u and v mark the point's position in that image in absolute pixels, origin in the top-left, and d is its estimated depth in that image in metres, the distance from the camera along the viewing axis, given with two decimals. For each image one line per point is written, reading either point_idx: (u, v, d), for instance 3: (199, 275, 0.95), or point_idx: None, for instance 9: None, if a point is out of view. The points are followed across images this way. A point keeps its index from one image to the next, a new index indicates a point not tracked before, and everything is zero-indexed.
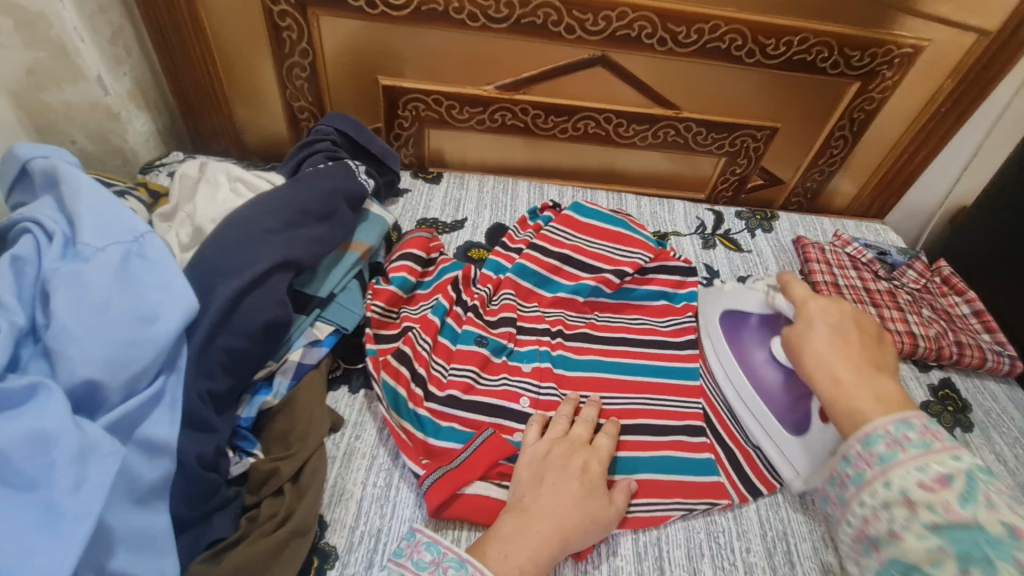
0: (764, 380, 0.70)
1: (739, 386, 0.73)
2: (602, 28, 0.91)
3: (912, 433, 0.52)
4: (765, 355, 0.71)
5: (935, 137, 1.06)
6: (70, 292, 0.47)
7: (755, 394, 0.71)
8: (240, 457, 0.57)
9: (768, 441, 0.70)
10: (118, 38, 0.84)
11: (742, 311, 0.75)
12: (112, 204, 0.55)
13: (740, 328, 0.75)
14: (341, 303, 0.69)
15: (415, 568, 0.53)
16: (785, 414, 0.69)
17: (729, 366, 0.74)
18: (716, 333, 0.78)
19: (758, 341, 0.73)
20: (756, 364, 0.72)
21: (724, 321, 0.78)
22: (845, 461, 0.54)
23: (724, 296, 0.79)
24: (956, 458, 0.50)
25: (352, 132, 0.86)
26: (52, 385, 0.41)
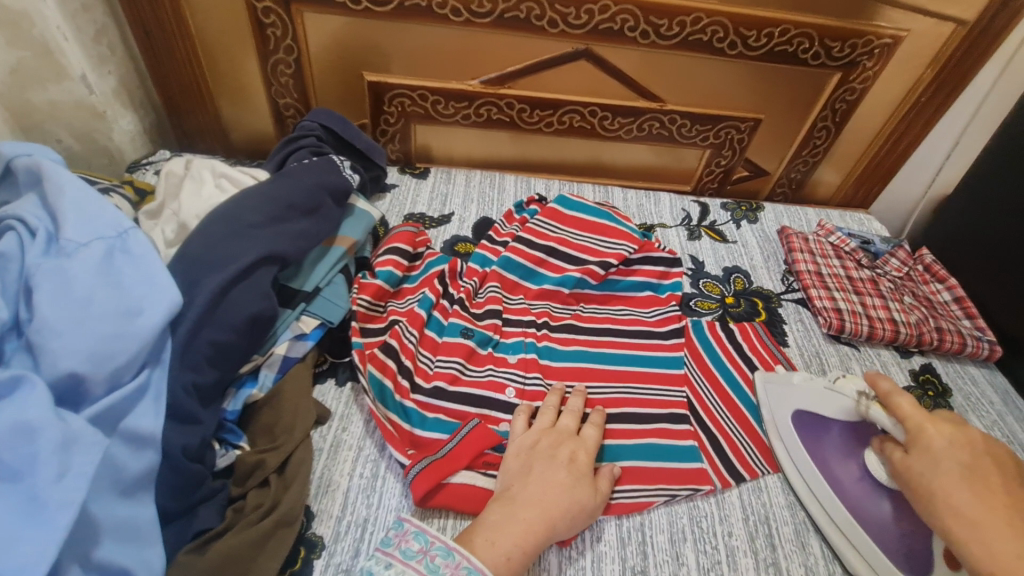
0: (863, 503, 0.64)
1: (833, 508, 0.66)
2: (585, 21, 0.91)
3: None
4: (857, 471, 0.66)
5: (917, 125, 1.07)
6: (53, 286, 0.47)
7: (848, 516, 0.64)
8: (226, 450, 0.58)
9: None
10: (102, 36, 0.84)
11: (820, 415, 0.69)
12: (95, 200, 0.55)
13: (821, 437, 0.69)
14: (326, 297, 0.70)
15: (403, 557, 0.53)
16: (896, 549, 0.61)
17: (814, 483, 0.68)
18: (792, 439, 0.71)
19: (843, 455, 0.67)
20: (849, 483, 0.65)
21: (800, 424, 0.71)
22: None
23: (793, 390, 0.72)
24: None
25: (337, 128, 0.87)
26: (36, 377, 0.42)
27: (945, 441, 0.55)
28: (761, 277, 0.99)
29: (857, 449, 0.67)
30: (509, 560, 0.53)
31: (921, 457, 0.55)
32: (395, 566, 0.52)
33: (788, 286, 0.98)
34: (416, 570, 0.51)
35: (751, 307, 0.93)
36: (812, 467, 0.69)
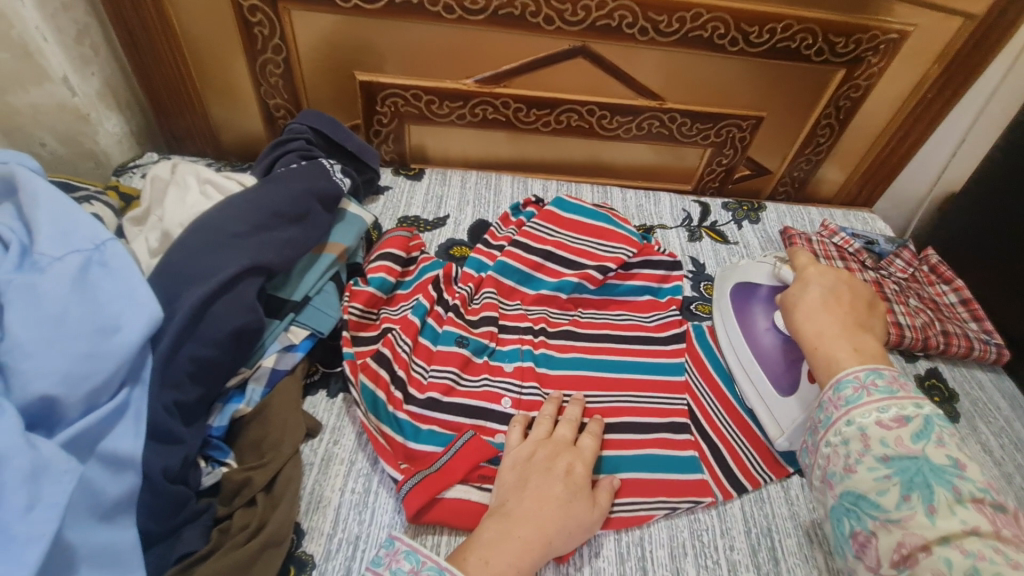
0: (764, 343, 0.74)
1: (740, 350, 0.76)
2: (582, 17, 0.88)
3: (881, 379, 0.54)
4: (767, 322, 0.75)
5: (923, 122, 1.05)
6: (25, 304, 0.45)
7: (751, 357, 0.74)
8: (212, 467, 0.56)
9: (760, 403, 0.73)
10: (85, 36, 0.82)
11: (751, 282, 0.79)
12: (72, 211, 0.53)
13: (747, 299, 0.79)
14: (316, 306, 0.68)
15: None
16: (779, 376, 0.72)
17: (733, 333, 0.78)
18: (727, 305, 0.81)
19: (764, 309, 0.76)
20: (757, 330, 0.75)
21: (734, 293, 0.81)
22: (819, 407, 0.56)
23: (738, 269, 0.83)
24: (919, 404, 0.51)
25: (327, 130, 0.84)
26: (4, 402, 0.40)
27: (819, 274, 0.67)
28: None
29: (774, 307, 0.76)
30: None
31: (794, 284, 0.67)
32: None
33: None
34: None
35: None
36: (735, 321, 0.78)
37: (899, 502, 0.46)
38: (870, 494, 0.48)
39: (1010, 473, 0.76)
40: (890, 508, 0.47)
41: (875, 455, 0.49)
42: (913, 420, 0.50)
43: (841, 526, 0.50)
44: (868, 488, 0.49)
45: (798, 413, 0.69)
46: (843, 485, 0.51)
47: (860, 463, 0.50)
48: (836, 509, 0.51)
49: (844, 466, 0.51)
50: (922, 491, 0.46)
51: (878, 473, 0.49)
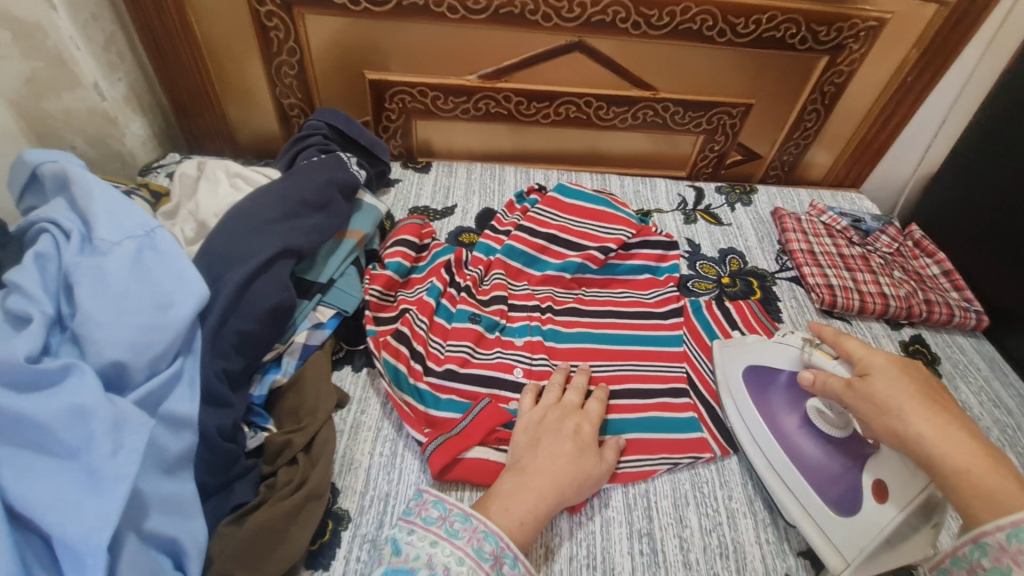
0: (803, 448, 0.68)
1: (771, 452, 0.69)
2: (577, 14, 0.94)
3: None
4: (796, 420, 0.70)
5: (904, 105, 1.11)
6: (91, 283, 0.51)
7: (787, 462, 0.68)
8: (255, 432, 0.61)
9: (810, 521, 0.64)
10: (111, 44, 0.87)
11: (769, 367, 0.73)
12: (123, 202, 0.59)
13: (769, 389, 0.73)
14: (340, 287, 0.74)
15: (424, 523, 0.56)
16: (826, 488, 0.64)
17: (757, 430, 0.72)
18: (739, 391, 0.75)
19: (788, 406, 0.71)
20: (790, 431, 0.69)
21: (747, 377, 0.75)
22: (979, 549, 0.46)
23: (746, 349, 0.75)
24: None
25: (342, 126, 0.90)
26: (84, 365, 0.45)
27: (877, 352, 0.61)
28: (756, 257, 1.02)
29: (801, 400, 0.70)
30: (523, 525, 0.57)
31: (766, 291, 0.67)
32: (417, 532, 0.55)
33: (782, 264, 1.01)
34: (438, 535, 0.54)
35: (746, 286, 0.96)
36: (757, 415, 0.72)
37: None
38: None
39: (988, 427, 0.81)
40: None
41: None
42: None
43: None
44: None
45: (863, 540, 0.59)
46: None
47: None
48: None
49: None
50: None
51: None
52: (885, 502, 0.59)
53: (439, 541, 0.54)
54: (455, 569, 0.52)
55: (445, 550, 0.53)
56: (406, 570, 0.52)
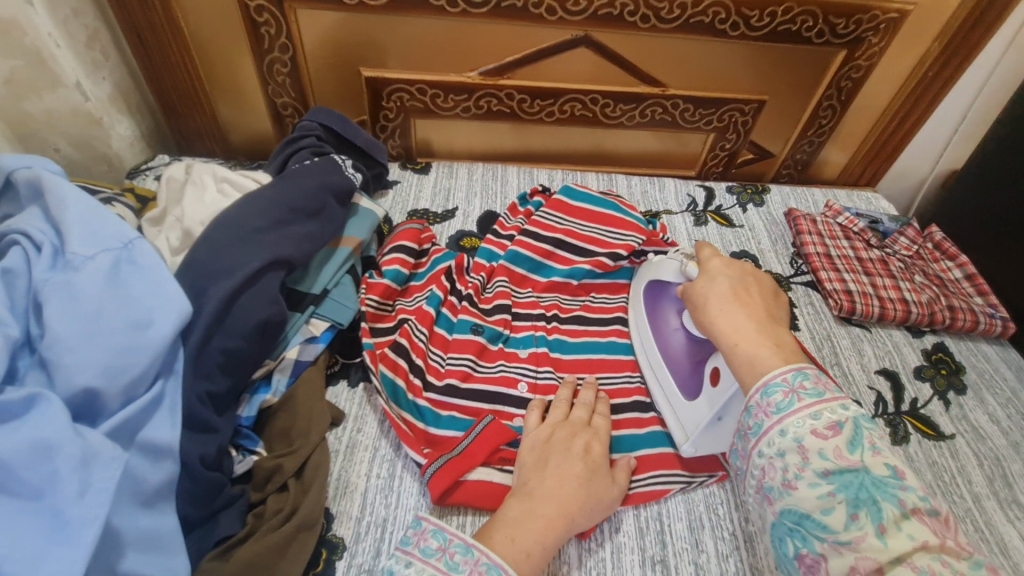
0: (670, 342, 0.72)
1: (648, 349, 0.75)
2: (583, 7, 0.89)
3: (807, 381, 0.50)
4: (676, 321, 0.73)
5: (925, 100, 1.06)
6: (62, 301, 0.47)
7: (658, 356, 0.73)
8: (243, 456, 0.57)
9: (666, 407, 0.71)
10: (95, 41, 0.83)
11: (662, 280, 0.76)
12: (98, 212, 0.55)
13: (658, 296, 0.76)
14: (335, 298, 0.70)
15: (422, 555, 0.52)
16: (685, 378, 0.69)
17: (644, 334, 0.76)
18: (640, 303, 0.79)
19: (672, 309, 0.74)
20: (665, 329, 0.73)
21: (648, 290, 0.78)
22: (747, 413, 0.52)
23: (652, 267, 0.79)
24: (845, 406, 0.49)
25: (337, 126, 0.86)
26: (51, 394, 0.42)
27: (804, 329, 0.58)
28: (770, 261, 0.98)
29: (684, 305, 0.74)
30: (530, 557, 0.52)
31: (702, 278, 0.64)
32: (415, 565, 0.51)
33: (797, 269, 0.97)
34: (436, 568, 0.50)
35: None
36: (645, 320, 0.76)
37: (847, 521, 0.43)
38: (814, 513, 0.45)
39: (1018, 442, 0.77)
40: (838, 528, 0.43)
41: (815, 469, 0.46)
42: (846, 425, 0.48)
43: (784, 546, 0.47)
44: (811, 507, 0.45)
45: (698, 417, 0.66)
46: (783, 501, 0.47)
47: (799, 479, 0.47)
48: (777, 527, 0.47)
49: (782, 481, 0.47)
50: (869, 508, 0.43)
51: (820, 489, 0.45)
52: (719, 384, 0.64)
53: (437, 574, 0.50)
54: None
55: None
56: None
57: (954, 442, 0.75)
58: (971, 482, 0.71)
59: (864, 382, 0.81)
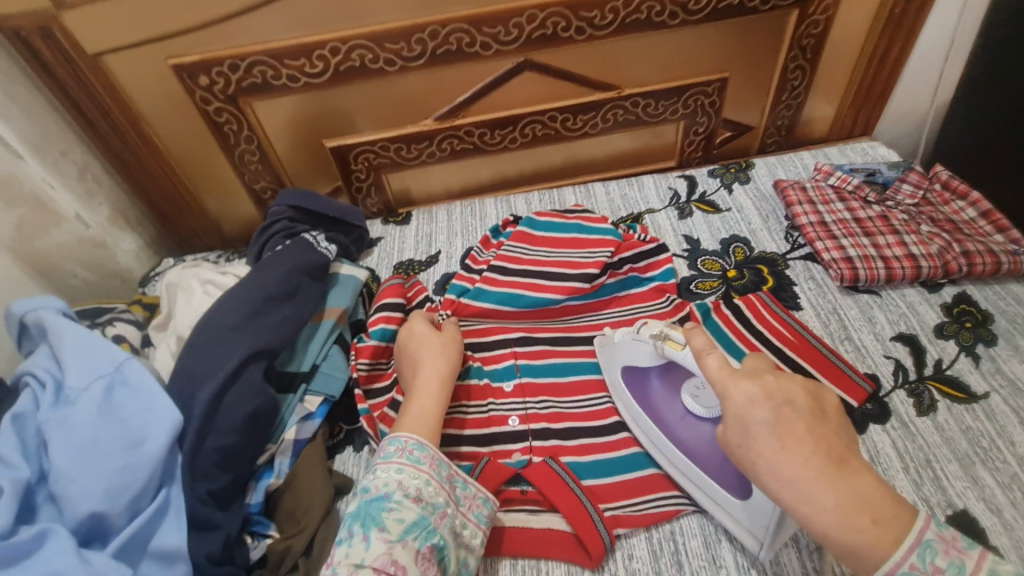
0: (688, 437, 0.65)
1: (668, 451, 0.66)
2: (516, 35, 0.90)
3: (939, 558, 0.42)
4: (679, 410, 0.67)
5: (899, 39, 1.00)
6: (63, 437, 0.52)
7: (684, 458, 0.65)
8: (257, 541, 0.60)
9: (720, 509, 0.62)
10: (86, 173, 0.91)
11: (639, 366, 0.70)
12: (92, 341, 0.60)
13: (645, 388, 0.70)
14: (325, 371, 0.73)
15: (382, 458, 0.57)
16: (723, 476, 0.61)
17: (652, 435, 0.68)
18: (625, 396, 0.72)
19: (666, 396, 0.69)
20: (674, 422, 0.67)
21: (626, 379, 0.72)
22: None
23: (616, 350, 0.71)
24: (994, 574, 0.41)
25: (306, 204, 0.90)
26: (58, 528, 0.47)
27: None
28: (763, 240, 0.94)
29: (674, 389, 0.69)
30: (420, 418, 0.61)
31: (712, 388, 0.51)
32: (379, 468, 0.56)
33: (793, 243, 0.93)
34: (400, 462, 0.56)
35: (756, 275, 0.89)
36: (644, 416, 0.69)
37: None
38: None
39: None
40: None
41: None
42: None
43: None
44: None
45: (762, 522, 0.56)
46: None
47: None
48: None
49: None
50: None
51: None
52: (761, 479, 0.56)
53: (404, 468, 0.56)
54: (424, 489, 0.55)
55: (410, 475, 0.56)
56: (380, 497, 0.54)
57: (989, 401, 0.70)
58: (1013, 443, 0.66)
59: (880, 352, 0.77)
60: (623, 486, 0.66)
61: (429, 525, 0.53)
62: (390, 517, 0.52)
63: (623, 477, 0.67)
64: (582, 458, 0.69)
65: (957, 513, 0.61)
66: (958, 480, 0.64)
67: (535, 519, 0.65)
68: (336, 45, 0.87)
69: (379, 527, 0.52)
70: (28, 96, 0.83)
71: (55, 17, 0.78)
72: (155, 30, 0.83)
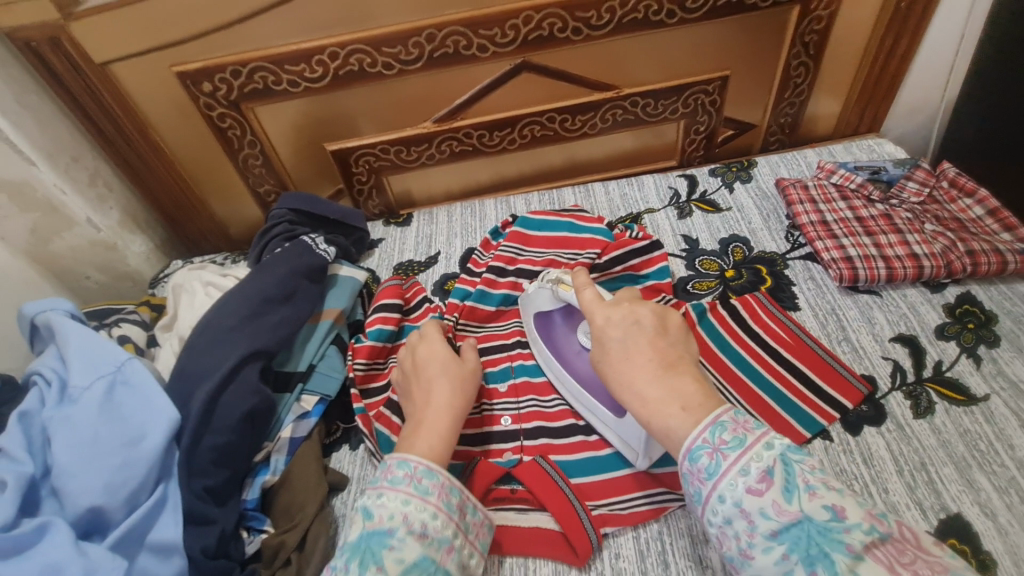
0: (580, 368, 0.71)
1: (566, 382, 0.73)
2: (512, 37, 0.91)
3: (726, 433, 0.45)
4: (576, 345, 0.73)
5: (906, 32, 0.98)
6: (65, 433, 0.55)
7: (576, 387, 0.71)
8: (253, 536, 0.61)
9: (607, 429, 0.69)
10: (97, 178, 0.94)
11: (543, 310, 0.76)
12: (96, 342, 0.63)
13: (549, 329, 0.76)
14: (321, 371, 0.75)
15: (390, 483, 0.54)
16: (606, 400, 0.68)
17: (554, 369, 0.75)
18: (534, 337, 0.78)
19: (568, 335, 0.75)
20: (572, 356, 0.73)
21: (535, 322, 0.78)
22: (683, 481, 0.47)
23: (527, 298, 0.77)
24: (771, 445, 0.44)
25: (307, 207, 0.92)
26: (59, 521, 0.49)
27: None
28: (763, 240, 0.93)
29: (574, 329, 0.75)
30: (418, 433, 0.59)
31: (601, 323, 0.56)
32: (385, 494, 0.53)
33: (793, 243, 0.92)
34: (408, 492, 0.53)
35: (754, 275, 0.88)
36: (548, 355, 0.75)
37: None
38: None
39: None
40: None
41: (762, 532, 0.42)
42: (777, 473, 0.43)
43: None
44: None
45: (635, 437, 0.63)
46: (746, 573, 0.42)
47: (753, 546, 0.42)
48: None
49: (739, 550, 0.43)
50: (822, 563, 0.39)
51: (775, 555, 0.41)
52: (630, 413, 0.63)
53: (410, 499, 0.53)
54: (430, 524, 0.52)
55: (417, 508, 0.52)
56: (383, 531, 0.51)
57: (989, 404, 0.69)
58: (1012, 447, 0.65)
59: (878, 354, 0.76)
60: (612, 486, 0.67)
61: (430, 565, 0.50)
62: (390, 556, 0.49)
63: (612, 476, 0.68)
64: (571, 457, 0.70)
65: (951, 517, 0.60)
66: (953, 483, 0.63)
67: (524, 517, 0.65)
68: (335, 50, 0.88)
69: (377, 566, 0.48)
70: (41, 104, 0.86)
71: (64, 28, 0.81)
72: (159, 38, 0.85)
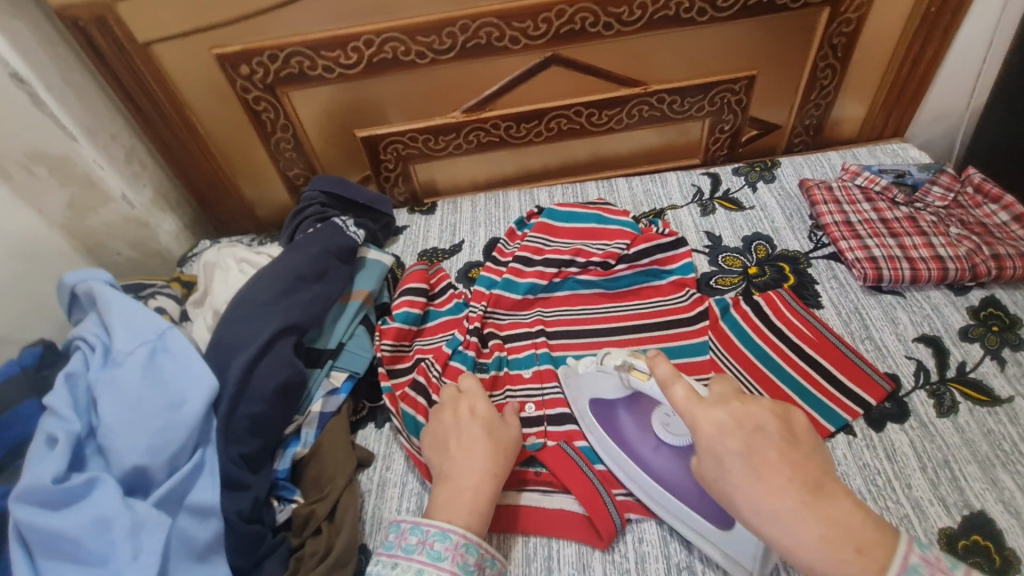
0: (661, 467, 0.64)
1: (644, 484, 0.64)
2: (544, 30, 0.92)
3: None
4: (649, 441, 0.66)
5: (936, 35, 0.98)
6: (111, 395, 0.56)
7: (660, 489, 0.63)
8: (283, 505, 0.64)
9: (704, 540, 0.59)
10: (133, 156, 0.96)
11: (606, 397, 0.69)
12: (137, 311, 0.64)
13: (613, 421, 0.69)
14: (351, 349, 0.76)
15: (403, 552, 0.54)
16: (701, 506, 0.59)
17: (626, 469, 0.66)
18: (596, 429, 0.70)
19: (638, 428, 0.67)
20: (648, 453, 0.65)
21: (595, 411, 0.70)
22: None
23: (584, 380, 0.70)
24: None
25: (337, 189, 0.93)
26: (106, 477, 0.51)
27: None
28: (786, 239, 0.94)
29: (643, 421, 0.68)
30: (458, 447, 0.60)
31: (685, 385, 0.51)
32: (399, 565, 0.53)
33: (816, 242, 0.93)
34: (420, 562, 0.53)
35: (777, 273, 0.89)
36: (617, 449, 0.67)
37: None
38: None
39: None
40: None
41: None
42: None
43: None
44: None
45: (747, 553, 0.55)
46: None
47: None
48: None
49: None
50: None
51: None
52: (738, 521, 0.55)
53: (424, 568, 0.53)
54: None
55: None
56: None
57: (1013, 405, 0.69)
58: None
59: (902, 352, 0.76)
60: None
61: None
62: None
63: None
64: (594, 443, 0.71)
65: (974, 513, 0.61)
66: (977, 481, 0.63)
67: (548, 499, 0.66)
68: (370, 38, 0.90)
69: None
70: (83, 81, 0.88)
71: (110, 7, 0.83)
72: (201, 21, 0.87)
